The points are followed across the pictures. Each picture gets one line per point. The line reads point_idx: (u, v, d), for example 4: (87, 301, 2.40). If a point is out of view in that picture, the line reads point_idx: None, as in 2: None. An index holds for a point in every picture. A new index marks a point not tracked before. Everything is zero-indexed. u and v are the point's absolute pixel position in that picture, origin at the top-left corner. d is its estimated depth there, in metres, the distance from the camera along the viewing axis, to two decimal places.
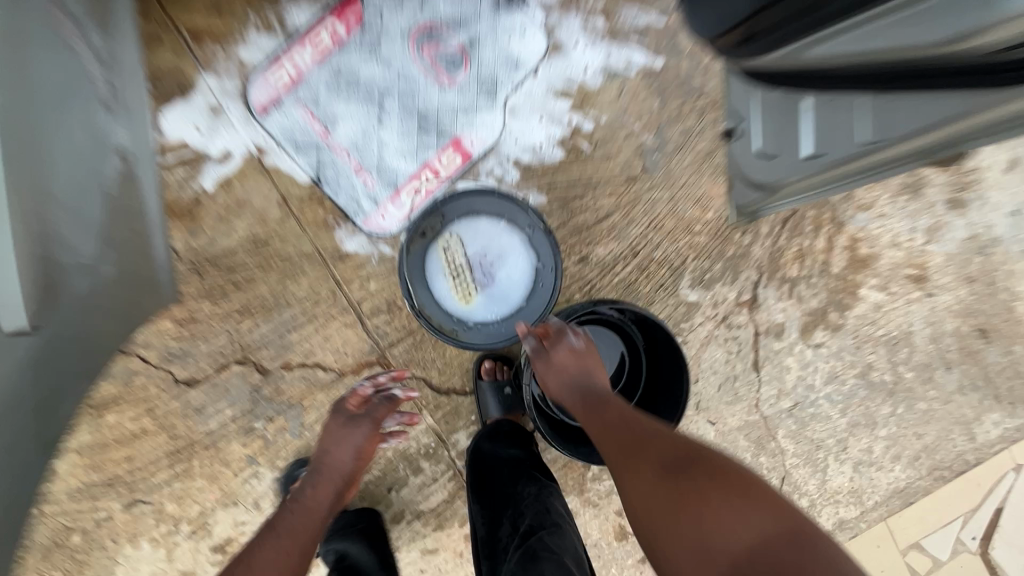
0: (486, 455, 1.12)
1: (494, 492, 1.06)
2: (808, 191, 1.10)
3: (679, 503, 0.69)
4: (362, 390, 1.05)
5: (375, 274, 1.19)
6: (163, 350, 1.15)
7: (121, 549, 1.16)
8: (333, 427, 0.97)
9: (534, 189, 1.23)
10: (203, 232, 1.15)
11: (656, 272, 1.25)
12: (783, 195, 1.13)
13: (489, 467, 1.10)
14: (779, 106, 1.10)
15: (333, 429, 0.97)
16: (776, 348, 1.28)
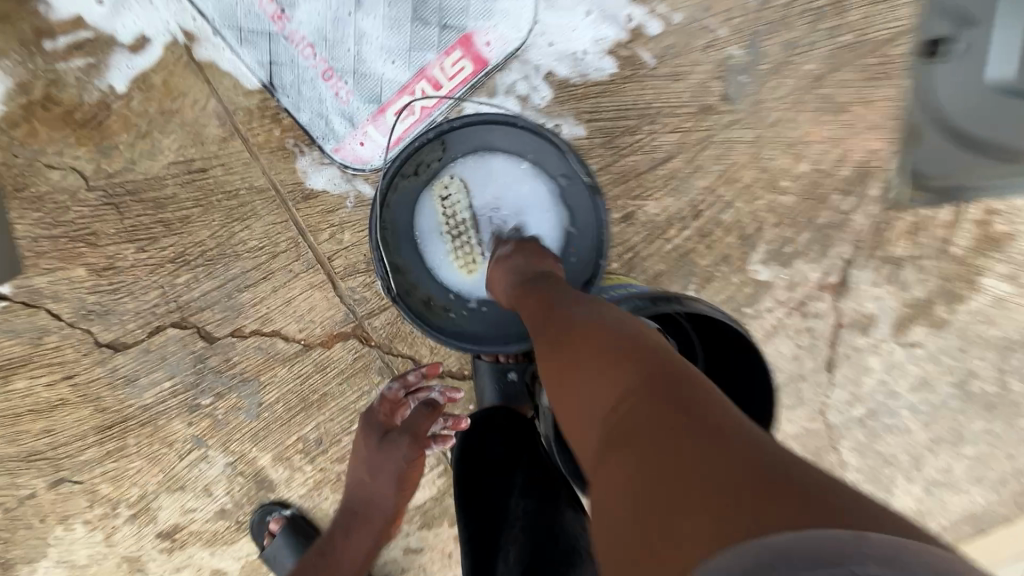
0: (476, 452, 0.89)
1: (484, 502, 0.85)
2: None
3: (583, 387, 0.55)
4: (393, 394, 0.90)
5: (350, 222, 0.91)
6: (78, 306, 0.89)
7: (52, 530, 0.99)
8: (368, 452, 0.89)
9: (570, 116, 0.89)
10: (120, 153, 0.86)
11: (722, 240, 0.94)
12: (1019, 173, 0.89)
13: (478, 470, 0.88)
14: None
15: (368, 454, 0.89)
16: (859, 345, 1.01)
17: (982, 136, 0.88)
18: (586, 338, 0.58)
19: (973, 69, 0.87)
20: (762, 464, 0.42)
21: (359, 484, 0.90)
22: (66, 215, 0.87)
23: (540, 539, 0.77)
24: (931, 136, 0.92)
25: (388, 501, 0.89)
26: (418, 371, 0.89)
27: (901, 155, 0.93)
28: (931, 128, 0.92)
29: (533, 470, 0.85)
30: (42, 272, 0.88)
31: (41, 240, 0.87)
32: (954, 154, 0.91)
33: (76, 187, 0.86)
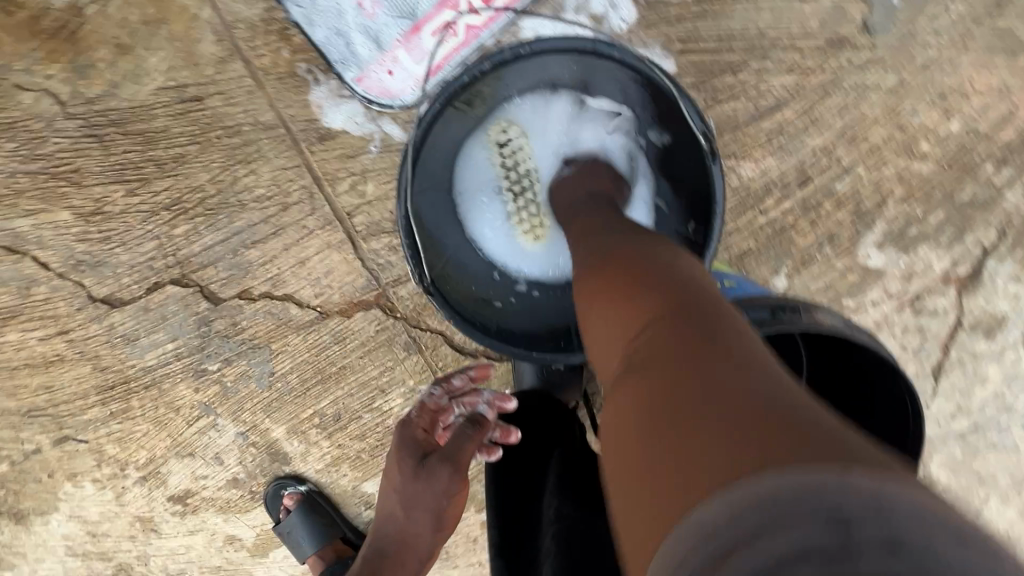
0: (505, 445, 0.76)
1: (510, 506, 0.70)
2: None
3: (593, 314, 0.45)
4: (433, 401, 0.75)
5: (375, 170, 0.75)
6: (66, 255, 0.78)
7: (61, 485, 0.93)
8: (402, 481, 0.72)
9: (656, 47, 0.70)
10: (101, 73, 0.72)
11: (830, 216, 0.76)
12: None
13: (506, 467, 0.74)
14: None
15: (401, 485, 0.72)
16: (978, 351, 0.83)
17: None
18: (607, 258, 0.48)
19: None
20: (793, 401, 0.30)
21: (387, 522, 0.73)
22: (44, 148, 0.74)
23: (577, 548, 0.57)
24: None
25: (422, 546, 0.73)
26: (464, 374, 0.75)
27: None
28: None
29: (569, 465, 0.68)
30: (23, 214, 0.77)
31: (19, 176, 0.75)
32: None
33: (52, 114, 0.73)
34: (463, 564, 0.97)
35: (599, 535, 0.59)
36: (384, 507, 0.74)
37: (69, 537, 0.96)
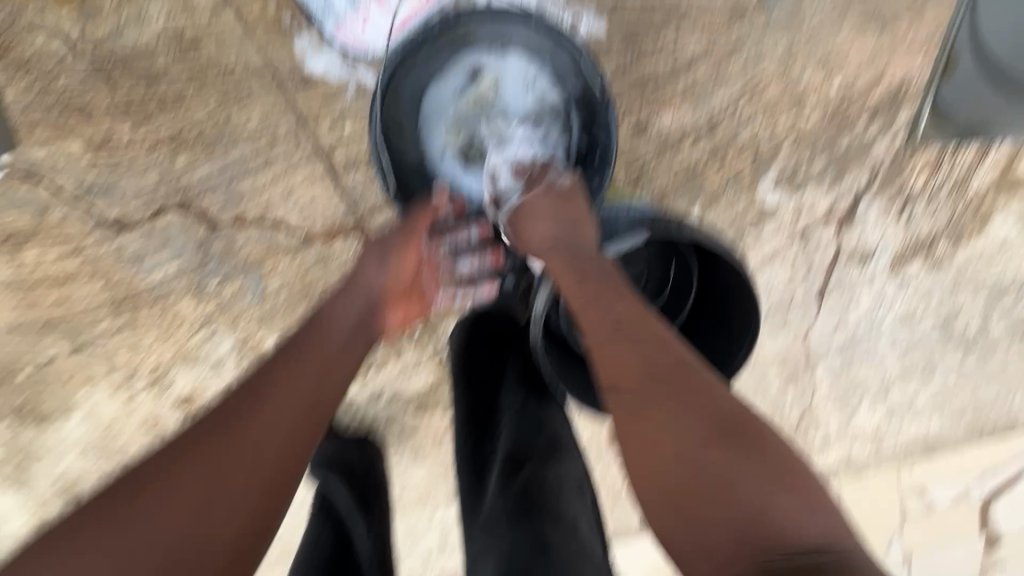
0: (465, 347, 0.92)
1: (473, 393, 0.90)
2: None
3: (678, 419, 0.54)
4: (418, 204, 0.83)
5: (351, 111, 0.87)
6: (78, 181, 0.89)
7: (69, 396, 1.01)
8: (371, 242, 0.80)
9: (590, 10, 0.85)
10: (106, 18, 0.83)
11: (734, 160, 0.91)
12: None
13: (468, 361, 0.91)
14: None
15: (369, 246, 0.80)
16: (854, 277, 1.00)
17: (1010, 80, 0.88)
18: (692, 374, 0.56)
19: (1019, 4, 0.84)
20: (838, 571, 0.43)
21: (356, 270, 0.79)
22: (56, 84, 0.85)
23: (525, 430, 0.80)
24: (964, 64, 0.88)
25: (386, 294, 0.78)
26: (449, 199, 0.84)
27: (930, 87, 0.89)
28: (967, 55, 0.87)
29: (526, 365, 0.89)
30: (38, 144, 0.87)
31: (34, 109, 0.85)
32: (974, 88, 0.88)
33: (61, 54, 0.84)
34: (432, 459, 1.13)
35: (542, 419, 0.82)
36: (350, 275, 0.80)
37: (68, 449, 1.03)
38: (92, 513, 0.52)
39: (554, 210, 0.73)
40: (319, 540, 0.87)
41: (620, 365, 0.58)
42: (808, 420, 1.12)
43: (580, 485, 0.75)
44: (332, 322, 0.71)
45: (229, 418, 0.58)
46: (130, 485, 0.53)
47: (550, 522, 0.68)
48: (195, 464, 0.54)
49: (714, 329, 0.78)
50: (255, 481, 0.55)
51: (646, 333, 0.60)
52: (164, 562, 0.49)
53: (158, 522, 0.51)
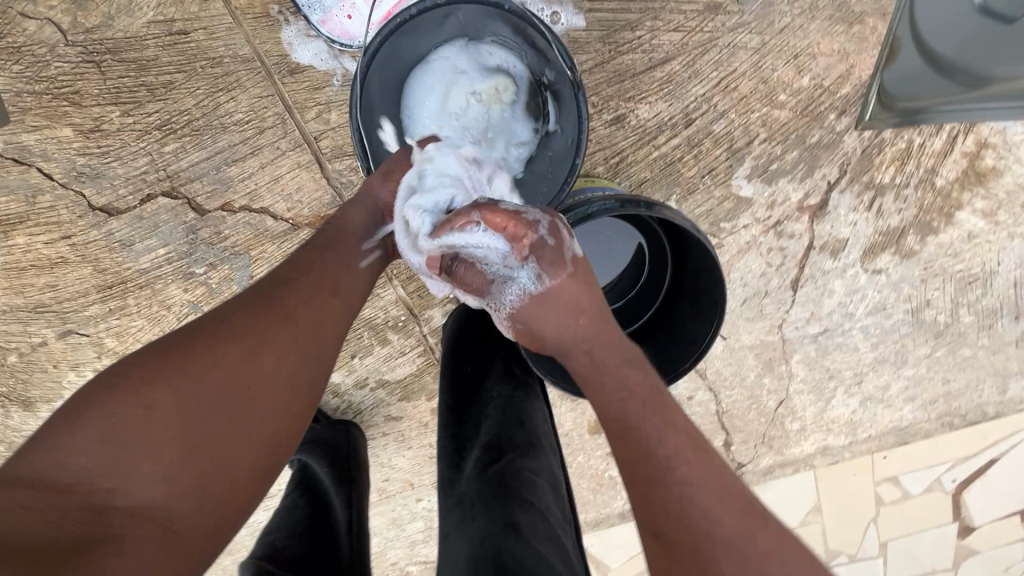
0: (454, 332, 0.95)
1: (458, 380, 0.92)
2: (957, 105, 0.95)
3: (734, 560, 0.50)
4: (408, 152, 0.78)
5: (337, 101, 0.90)
6: (68, 166, 0.91)
7: (59, 381, 1.02)
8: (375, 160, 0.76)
9: (569, 5, 0.88)
10: (98, 6, 0.85)
11: (709, 152, 0.94)
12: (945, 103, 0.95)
13: (456, 347, 0.93)
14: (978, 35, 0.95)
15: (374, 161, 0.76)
16: (827, 268, 1.03)
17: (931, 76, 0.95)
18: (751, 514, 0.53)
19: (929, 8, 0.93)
20: None
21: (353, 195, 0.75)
22: (48, 71, 0.87)
23: (508, 421, 0.84)
24: (898, 56, 0.93)
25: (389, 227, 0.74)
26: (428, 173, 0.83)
27: (876, 74, 0.92)
28: (900, 47, 0.93)
29: (511, 363, 0.94)
30: (29, 129, 0.89)
31: (25, 96, 0.87)
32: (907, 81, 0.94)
33: (52, 41, 0.86)
34: (417, 445, 1.15)
35: (525, 411, 0.86)
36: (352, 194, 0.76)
37: None
38: (141, 357, 0.52)
39: (583, 300, 0.65)
40: (295, 506, 0.95)
41: (673, 516, 0.53)
42: (784, 408, 1.14)
43: (552, 483, 0.78)
44: (346, 231, 0.71)
45: (267, 291, 0.60)
46: (177, 337, 0.54)
47: (521, 507, 0.70)
48: (244, 322, 0.56)
49: (690, 309, 0.80)
50: (301, 338, 0.58)
51: (701, 468, 0.55)
52: (229, 398, 0.52)
53: (218, 367, 0.53)
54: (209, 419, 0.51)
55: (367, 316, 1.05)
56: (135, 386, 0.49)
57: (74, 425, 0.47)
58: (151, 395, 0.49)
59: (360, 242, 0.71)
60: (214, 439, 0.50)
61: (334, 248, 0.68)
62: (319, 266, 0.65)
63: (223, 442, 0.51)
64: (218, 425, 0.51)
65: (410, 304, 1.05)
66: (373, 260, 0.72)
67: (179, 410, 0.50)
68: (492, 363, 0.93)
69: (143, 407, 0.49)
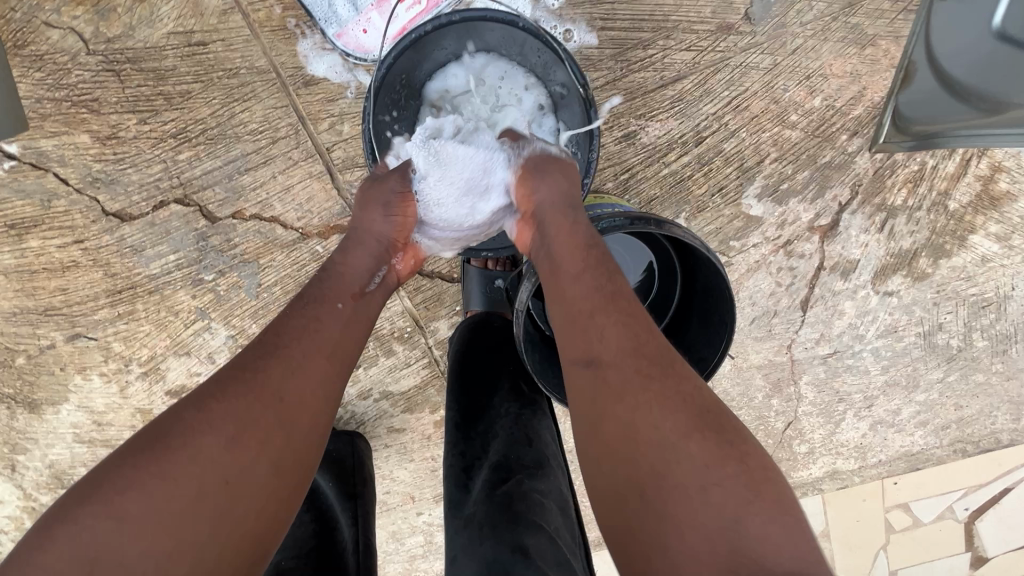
0: (463, 345, 0.94)
1: (466, 395, 0.91)
2: (966, 127, 0.87)
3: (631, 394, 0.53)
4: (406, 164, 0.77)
5: (350, 113, 0.91)
6: (84, 172, 0.92)
7: (66, 384, 1.02)
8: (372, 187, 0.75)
9: (582, 23, 0.89)
10: (120, 17, 0.87)
11: (720, 170, 0.94)
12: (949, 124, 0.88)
13: (465, 362, 0.93)
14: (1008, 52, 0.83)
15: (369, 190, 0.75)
16: (837, 289, 1.02)
17: (989, 86, 0.85)
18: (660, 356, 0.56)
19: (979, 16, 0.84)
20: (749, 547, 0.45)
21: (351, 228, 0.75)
22: (68, 78, 0.88)
23: (515, 440, 0.82)
24: (923, 76, 0.89)
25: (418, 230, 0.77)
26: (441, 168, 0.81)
27: (889, 97, 0.92)
28: (926, 67, 0.89)
29: (518, 379, 0.92)
30: (47, 135, 0.90)
31: (45, 102, 0.89)
32: (945, 97, 0.87)
33: (75, 49, 0.87)
34: (419, 457, 1.14)
35: (533, 430, 0.84)
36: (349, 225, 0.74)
37: (61, 436, 1.05)
38: (119, 458, 0.52)
39: (550, 172, 0.72)
40: (300, 523, 0.92)
41: (596, 344, 0.57)
42: (792, 430, 1.12)
43: (561, 505, 0.77)
44: (344, 276, 0.70)
45: (248, 367, 0.59)
46: (154, 431, 0.53)
47: (529, 532, 0.69)
48: (223, 406, 0.55)
49: (699, 328, 0.79)
50: (283, 419, 0.57)
51: (627, 306, 0.59)
52: (207, 492, 0.51)
53: (193, 462, 0.52)
54: (184, 519, 0.50)
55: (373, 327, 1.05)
56: (110, 495, 0.49)
57: (49, 539, 0.47)
58: (121, 506, 0.49)
59: (360, 285, 0.70)
60: (188, 542, 0.49)
61: (329, 298, 0.67)
62: (311, 327, 0.63)
63: (197, 544, 0.50)
64: (193, 525, 0.50)
65: (417, 315, 1.05)
66: (371, 307, 0.71)
67: (153, 515, 0.49)
68: (499, 379, 0.92)
69: (113, 517, 0.48)
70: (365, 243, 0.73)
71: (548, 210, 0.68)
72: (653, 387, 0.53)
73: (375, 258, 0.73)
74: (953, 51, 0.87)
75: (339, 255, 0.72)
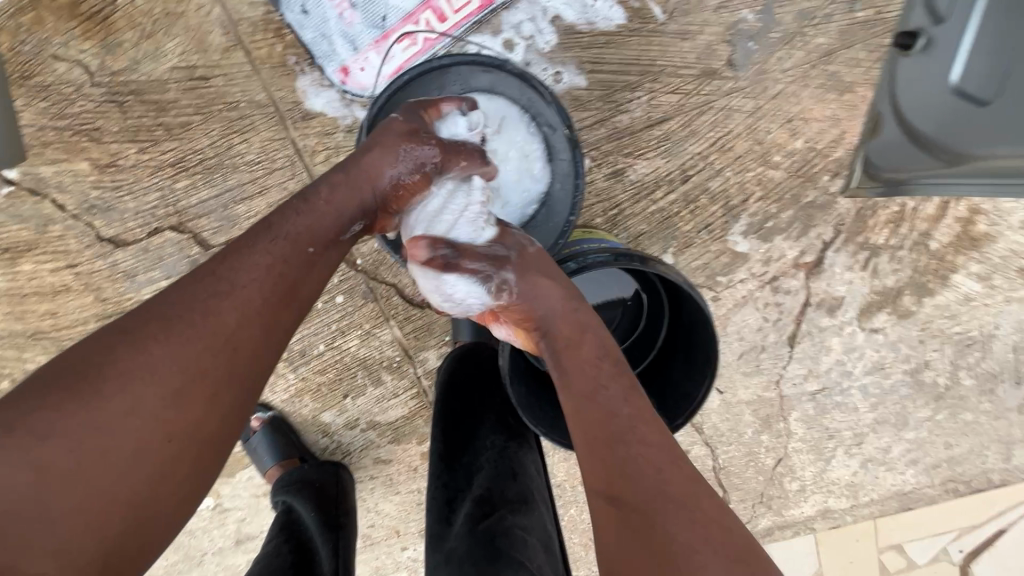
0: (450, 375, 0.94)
1: (453, 427, 0.90)
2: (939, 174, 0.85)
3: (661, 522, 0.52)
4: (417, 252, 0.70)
5: (346, 146, 0.93)
6: (81, 199, 0.93)
7: None
8: (395, 129, 0.71)
9: (572, 66, 0.92)
10: (125, 51, 0.90)
11: (705, 208, 0.97)
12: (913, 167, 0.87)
13: (452, 392, 0.92)
14: (956, 103, 0.81)
15: (389, 129, 0.71)
16: (823, 325, 1.03)
17: (948, 136, 0.82)
18: (687, 490, 0.54)
19: (940, 70, 0.82)
20: None
21: (358, 156, 0.69)
22: (71, 109, 0.90)
23: (500, 474, 0.81)
24: (890, 126, 0.90)
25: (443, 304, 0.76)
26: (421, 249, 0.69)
27: (859, 147, 0.95)
28: (892, 118, 0.89)
29: (504, 413, 0.91)
30: (46, 162, 0.92)
31: (47, 131, 0.91)
32: (907, 147, 0.87)
33: (79, 81, 0.90)
34: (405, 490, 1.12)
35: (518, 464, 0.83)
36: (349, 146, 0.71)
37: None
38: (37, 398, 0.49)
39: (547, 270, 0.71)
40: (278, 554, 0.86)
41: (616, 476, 0.56)
42: (782, 466, 1.12)
43: (544, 542, 0.75)
44: (324, 214, 0.65)
45: (195, 305, 0.55)
46: (90, 363, 0.50)
47: (509, 566, 0.67)
48: (165, 354, 0.52)
49: (682, 364, 0.80)
50: (234, 377, 0.55)
51: (649, 435, 0.58)
52: (135, 457, 0.49)
53: (130, 416, 0.50)
54: (114, 480, 0.48)
55: (362, 356, 1.05)
56: (31, 442, 0.47)
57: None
58: (44, 456, 0.47)
59: (337, 231, 0.66)
60: (121, 505, 0.48)
61: (304, 237, 0.63)
62: (277, 268, 0.60)
63: (130, 506, 0.49)
64: (124, 485, 0.49)
65: (406, 345, 1.05)
66: (339, 256, 0.68)
67: (80, 470, 0.47)
68: (485, 409, 0.91)
69: (34, 468, 0.46)
70: (359, 178, 0.68)
71: (557, 318, 0.68)
72: (684, 520, 0.52)
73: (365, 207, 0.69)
74: (911, 104, 0.86)
75: (326, 187, 0.67)
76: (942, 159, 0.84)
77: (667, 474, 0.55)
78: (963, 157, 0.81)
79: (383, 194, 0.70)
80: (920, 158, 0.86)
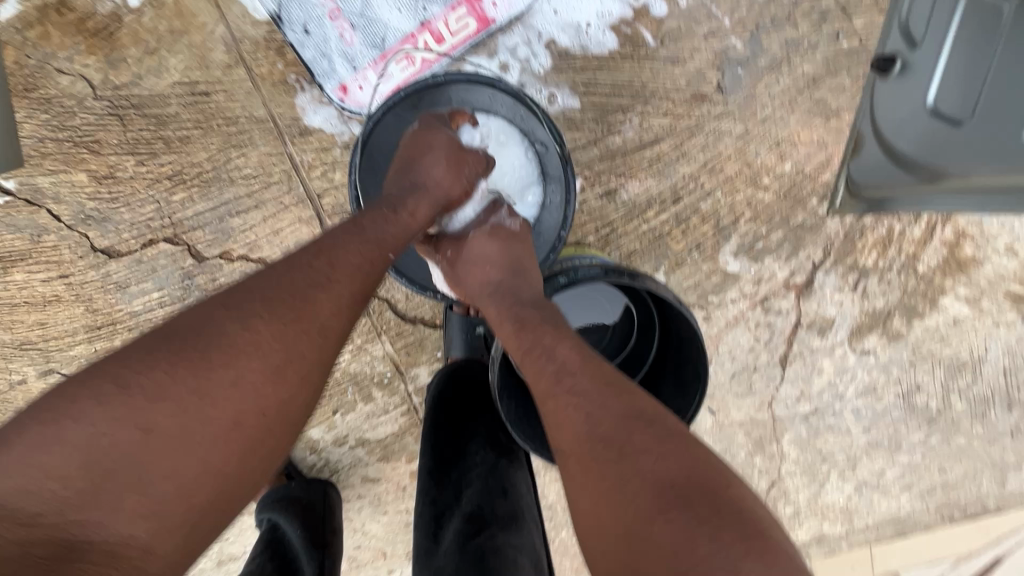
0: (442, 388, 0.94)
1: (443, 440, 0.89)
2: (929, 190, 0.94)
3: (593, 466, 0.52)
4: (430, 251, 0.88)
5: (343, 161, 0.95)
6: (77, 209, 0.94)
7: None
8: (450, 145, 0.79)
9: (566, 88, 0.95)
10: (128, 66, 0.92)
11: (696, 228, 0.98)
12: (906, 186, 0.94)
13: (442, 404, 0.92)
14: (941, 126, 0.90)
15: (447, 144, 0.79)
16: (814, 346, 1.04)
17: (933, 158, 0.91)
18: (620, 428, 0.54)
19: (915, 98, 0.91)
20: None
21: (423, 167, 0.76)
22: (72, 121, 0.92)
23: (490, 490, 0.80)
24: (871, 147, 0.95)
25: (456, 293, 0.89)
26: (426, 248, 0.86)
27: (841, 168, 0.97)
28: (873, 138, 0.95)
29: (495, 429, 0.90)
30: (44, 172, 0.93)
31: (47, 142, 0.92)
32: (892, 166, 0.94)
33: (82, 93, 0.91)
34: (393, 510, 1.10)
35: (509, 480, 0.82)
36: (412, 156, 0.78)
37: None
38: (151, 361, 0.51)
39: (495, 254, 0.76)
40: None
41: (555, 433, 0.57)
42: (776, 490, 1.10)
43: (534, 561, 0.74)
44: (405, 222, 0.70)
45: (298, 291, 0.58)
46: (194, 335, 0.53)
47: None
48: (268, 332, 0.55)
49: (673, 380, 0.80)
50: (322, 362, 0.59)
51: (581, 385, 0.57)
52: (233, 426, 0.52)
53: (237, 386, 0.53)
54: (201, 452, 0.50)
55: (353, 371, 1.04)
56: (144, 402, 0.49)
57: (69, 416, 0.47)
58: (152, 419, 0.49)
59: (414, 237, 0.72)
60: (213, 473, 0.51)
61: (391, 242, 0.68)
62: (365, 268, 0.64)
63: (221, 476, 0.51)
64: (211, 454, 0.51)
65: (397, 361, 1.04)
66: None
67: (182, 434, 0.50)
68: (476, 423, 0.90)
69: (142, 429, 0.49)
70: (433, 193, 0.75)
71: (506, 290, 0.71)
72: (613, 458, 0.52)
73: (433, 212, 0.75)
74: (893, 127, 0.94)
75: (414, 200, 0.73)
76: (934, 176, 0.92)
77: (596, 417, 0.55)
78: (946, 175, 0.91)
79: (450, 203, 0.77)
80: (904, 179, 0.94)
